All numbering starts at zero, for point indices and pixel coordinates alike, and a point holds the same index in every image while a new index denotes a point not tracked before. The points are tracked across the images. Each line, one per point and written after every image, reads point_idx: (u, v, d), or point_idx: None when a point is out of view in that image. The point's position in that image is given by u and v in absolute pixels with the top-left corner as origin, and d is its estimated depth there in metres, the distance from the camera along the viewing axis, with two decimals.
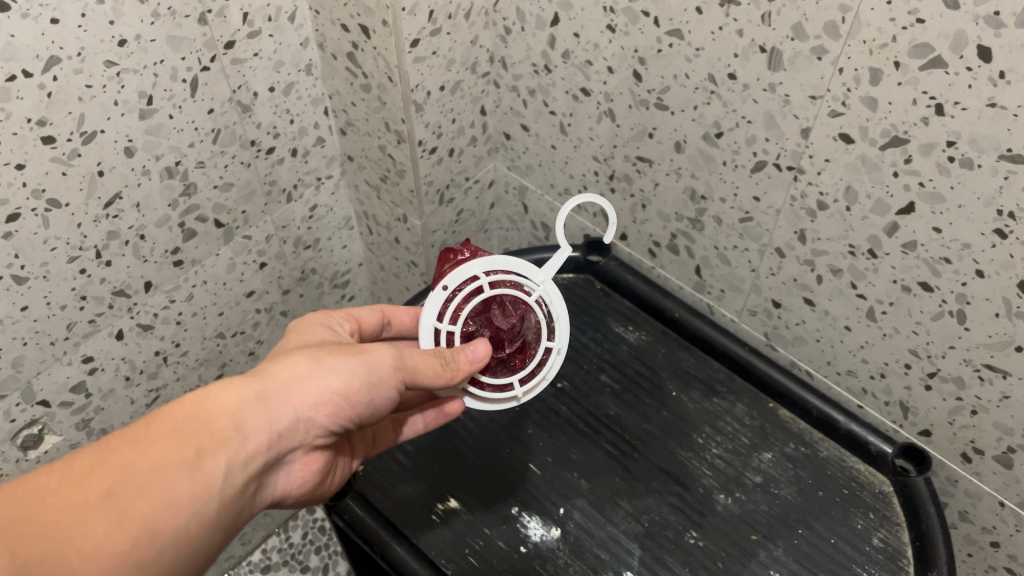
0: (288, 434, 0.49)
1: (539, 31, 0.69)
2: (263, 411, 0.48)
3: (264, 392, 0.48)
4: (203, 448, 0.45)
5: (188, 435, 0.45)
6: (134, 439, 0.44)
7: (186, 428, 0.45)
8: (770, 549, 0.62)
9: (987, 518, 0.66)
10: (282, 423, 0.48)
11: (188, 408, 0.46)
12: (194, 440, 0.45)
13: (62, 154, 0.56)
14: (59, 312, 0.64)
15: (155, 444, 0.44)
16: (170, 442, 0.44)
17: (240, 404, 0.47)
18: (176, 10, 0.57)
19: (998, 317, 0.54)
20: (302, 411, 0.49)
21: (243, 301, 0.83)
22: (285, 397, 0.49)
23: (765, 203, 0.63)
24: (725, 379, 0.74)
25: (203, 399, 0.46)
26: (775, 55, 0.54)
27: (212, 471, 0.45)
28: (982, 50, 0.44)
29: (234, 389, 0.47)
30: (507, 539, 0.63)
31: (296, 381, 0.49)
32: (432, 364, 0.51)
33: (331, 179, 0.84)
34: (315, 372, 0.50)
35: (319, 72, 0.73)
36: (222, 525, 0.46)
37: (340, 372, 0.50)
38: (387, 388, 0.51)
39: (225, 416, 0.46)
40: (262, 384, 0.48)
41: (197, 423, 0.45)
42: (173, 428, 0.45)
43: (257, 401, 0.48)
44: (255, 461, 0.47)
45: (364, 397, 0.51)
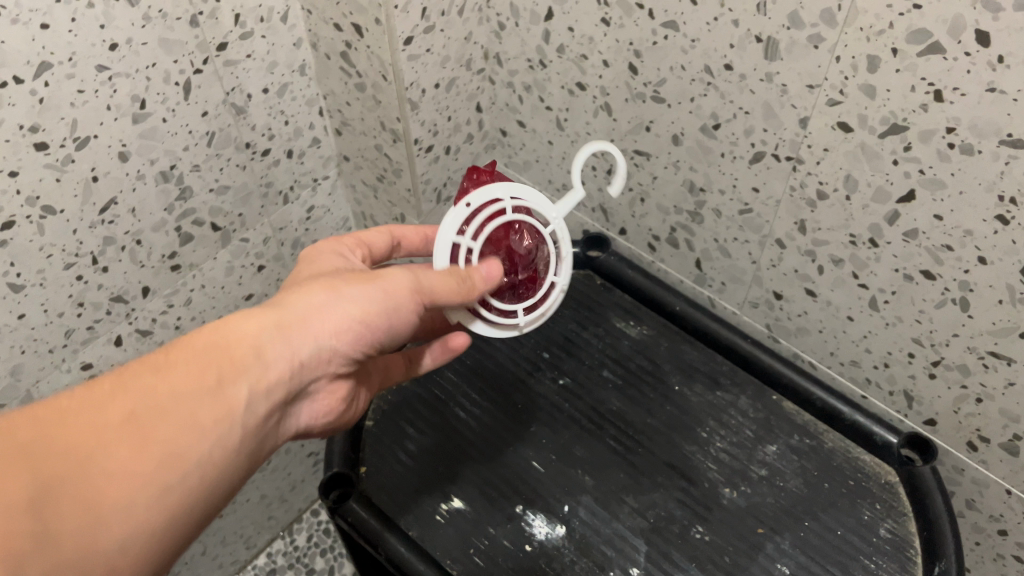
0: (309, 364, 0.47)
1: (533, 26, 0.68)
2: (284, 340, 0.46)
3: (282, 320, 0.46)
4: (224, 373, 0.43)
5: (208, 361, 0.43)
6: (153, 365, 0.42)
7: (205, 354, 0.43)
8: (777, 542, 0.62)
9: (994, 506, 0.65)
10: (304, 352, 0.47)
11: (206, 336, 0.44)
12: (214, 366, 0.43)
13: (55, 160, 0.56)
14: (57, 320, 0.64)
15: (176, 370, 0.42)
16: (190, 368, 0.42)
17: (260, 333, 0.45)
18: (167, 12, 0.57)
19: (1002, 303, 0.54)
20: (322, 339, 0.47)
21: (242, 304, 0.82)
22: (304, 326, 0.47)
23: (765, 193, 0.63)
24: (728, 372, 0.73)
25: (219, 328, 0.44)
26: (772, 44, 0.53)
27: (235, 397, 0.43)
28: (981, 35, 0.43)
29: (253, 317, 0.46)
30: (513, 538, 0.62)
31: (315, 309, 0.47)
32: (448, 282, 0.49)
33: (327, 179, 0.84)
34: (333, 299, 0.48)
35: (313, 72, 0.73)
36: (244, 458, 0.45)
37: (356, 300, 0.48)
38: (405, 314, 0.50)
39: (246, 343, 0.44)
40: (279, 313, 0.46)
41: (216, 350, 0.43)
42: (191, 354, 0.43)
43: (277, 329, 0.46)
44: (276, 391, 0.46)
45: (382, 325, 0.49)
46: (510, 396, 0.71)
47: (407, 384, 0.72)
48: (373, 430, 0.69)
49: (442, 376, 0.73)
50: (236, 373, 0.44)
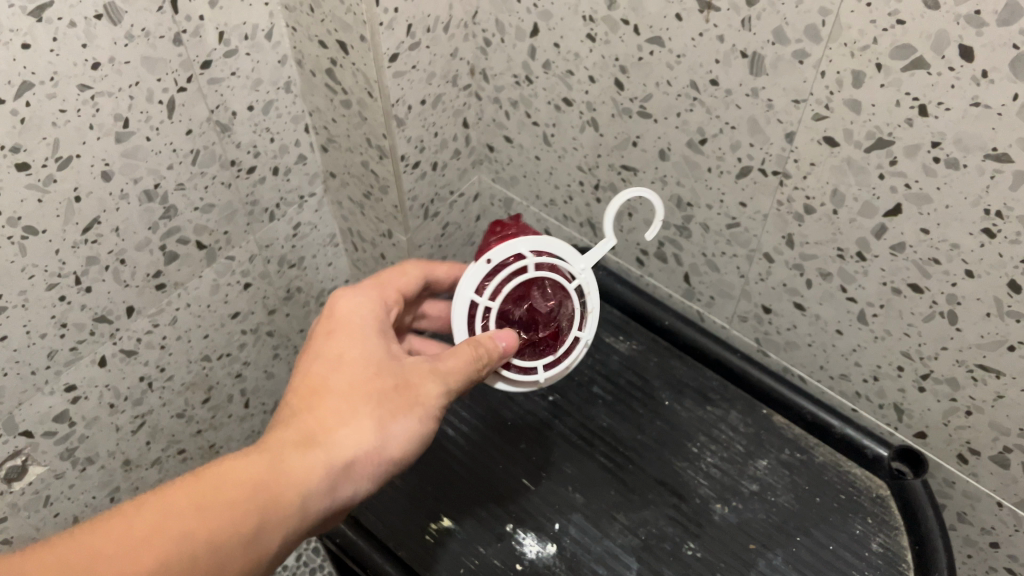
0: (342, 501, 0.49)
1: (519, 41, 0.68)
2: (324, 480, 0.48)
3: (326, 459, 0.48)
4: (267, 520, 0.45)
5: (252, 505, 0.44)
6: (199, 500, 0.43)
7: (253, 497, 0.45)
8: (768, 558, 0.61)
9: (985, 518, 0.65)
10: (340, 493, 0.49)
11: (255, 471, 0.46)
12: (258, 512, 0.45)
13: (37, 180, 0.55)
14: (39, 341, 0.63)
15: (213, 509, 0.43)
16: (236, 513, 0.44)
17: (305, 471, 0.47)
18: (150, 31, 0.56)
19: (990, 316, 0.54)
20: (358, 478, 0.50)
21: (228, 323, 0.82)
22: (345, 466, 0.49)
23: (752, 208, 0.63)
24: (718, 387, 0.73)
25: (269, 466, 0.46)
26: (757, 59, 0.53)
27: (268, 542, 0.45)
28: (964, 50, 0.44)
29: (300, 455, 0.47)
30: (503, 557, 0.62)
31: (355, 445, 0.49)
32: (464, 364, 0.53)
33: (313, 197, 0.83)
34: (373, 438, 0.50)
35: (298, 89, 0.73)
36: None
37: (391, 435, 0.51)
38: (429, 435, 0.53)
39: (288, 483, 0.46)
40: (325, 451, 0.48)
41: (264, 491, 0.45)
42: (238, 495, 0.44)
43: (320, 471, 0.48)
44: (308, 527, 0.48)
45: (408, 454, 0.52)
46: (499, 413, 0.71)
47: None
48: None
49: None
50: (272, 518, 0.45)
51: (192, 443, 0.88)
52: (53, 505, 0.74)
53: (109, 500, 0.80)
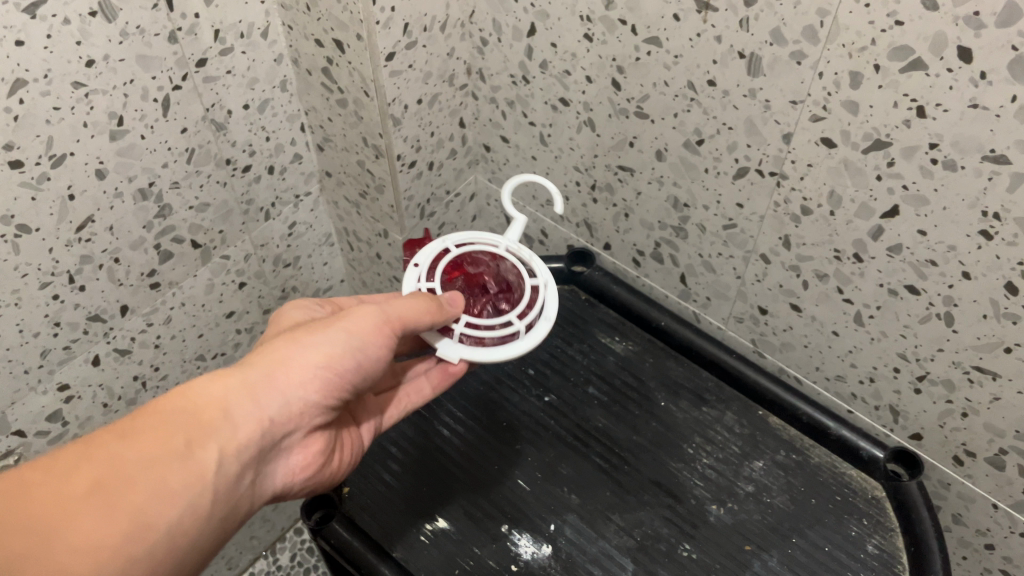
0: (278, 422, 0.49)
1: (515, 41, 0.68)
2: (248, 400, 0.48)
3: (247, 380, 0.48)
4: (197, 437, 0.44)
5: (177, 426, 0.44)
6: (122, 429, 0.43)
7: (174, 421, 0.44)
8: (764, 560, 0.61)
9: (980, 520, 0.65)
10: (270, 409, 0.48)
11: (174, 402, 0.45)
12: (183, 430, 0.44)
13: (31, 178, 0.55)
14: (32, 340, 0.62)
15: (146, 429, 0.43)
16: (160, 435, 0.43)
17: (226, 393, 0.47)
18: (145, 28, 0.56)
19: (986, 318, 0.54)
20: (289, 394, 0.49)
21: (223, 322, 0.81)
22: (269, 385, 0.49)
23: (749, 209, 0.63)
24: (714, 388, 0.73)
25: (188, 392, 0.46)
26: (755, 60, 0.53)
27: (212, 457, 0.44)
28: (963, 51, 0.44)
29: (220, 378, 0.47)
30: (498, 558, 0.61)
31: (279, 365, 0.49)
32: (416, 308, 0.52)
33: (309, 196, 0.83)
34: (296, 354, 0.50)
35: (294, 87, 0.72)
36: (217, 516, 0.45)
37: (321, 346, 0.51)
38: (372, 349, 0.52)
39: (211, 404, 0.46)
40: (244, 373, 0.48)
41: (187, 412, 0.45)
42: (160, 420, 0.44)
43: (241, 390, 0.47)
44: (247, 449, 0.47)
45: (348, 368, 0.51)
46: (494, 414, 0.71)
47: None
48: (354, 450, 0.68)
49: None
50: (207, 436, 0.45)
51: None
52: None
53: None
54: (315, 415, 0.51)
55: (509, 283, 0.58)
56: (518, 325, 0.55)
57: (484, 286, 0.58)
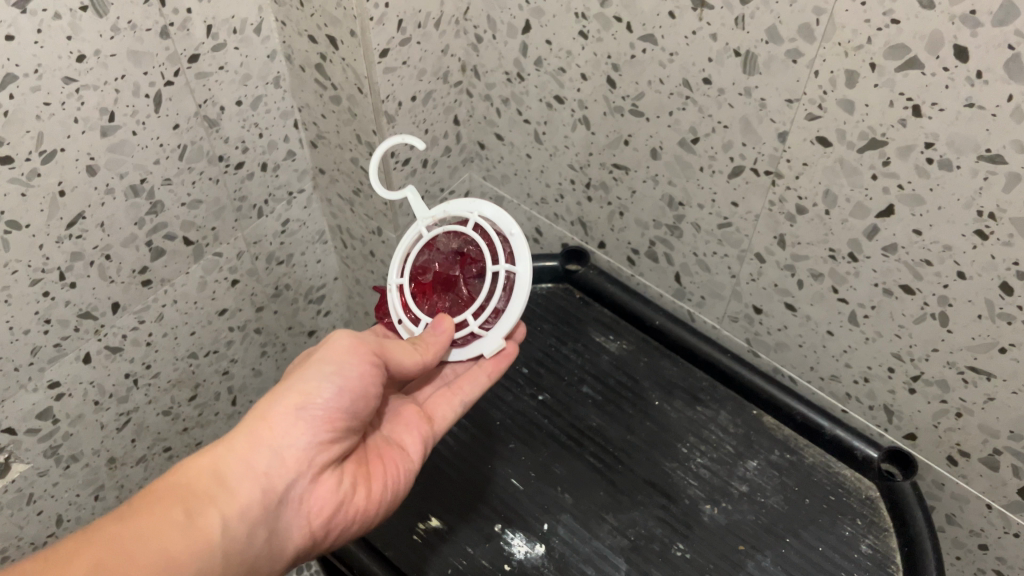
0: (276, 473, 0.50)
1: (510, 38, 0.68)
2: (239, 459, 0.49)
3: (234, 442, 0.49)
4: (190, 508, 0.46)
5: (169, 501, 0.46)
6: (118, 514, 0.45)
7: (167, 498, 0.46)
8: (758, 560, 0.61)
9: (975, 521, 0.65)
10: (262, 464, 0.49)
11: (169, 480, 0.47)
12: (176, 502, 0.46)
13: (21, 174, 0.54)
14: (22, 337, 0.62)
15: (143, 510, 0.45)
16: (153, 512, 0.45)
17: (215, 460, 0.48)
18: (137, 23, 0.56)
19: (981, 318, 0.53)
20: (281, 445, 0.50)
21: (215, 320, 0.81)
22: (258, 441, 0.50)
23: (744, 208, 0.63)
24: (708, 387, 0.73)
25: (180, 467, 0.48)
26: (750, 58, 0.53)
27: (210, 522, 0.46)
28: (959, 50, 0.43)
29: (209, 450, 0.49)
30: (491, 558, 0.61)
31: (264, 420, 0.50)
32: (400, 347, 0.55)
33: (302, 193, 0.83)
34: (279, 405, 0.51)
35: (287, 84, 0.72)
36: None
37: (300, 390, 0.51)
38: (356, 382, 0.52)
39: (202, 473, 0.48)
40: (231, 436, 0.50)
41: (178, 488, 0.46)
42: (153, 499, 0.46)
43: (233, 454, 0.49)
44: (249, 507, 0.48)
45: (335, 406, 0.51)
46: (488, 413, 0.70)
47: None
48: None
49: None
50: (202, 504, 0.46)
51: (178, 442, 0.87)
52: (36, 503, 0.73)
53: (94, 498, 0.79)
54: (321, 458, 0.52)
55: (458, 250, 0.61)
56: (500, 266, 0.57)
57: (450, 273, 0.61)
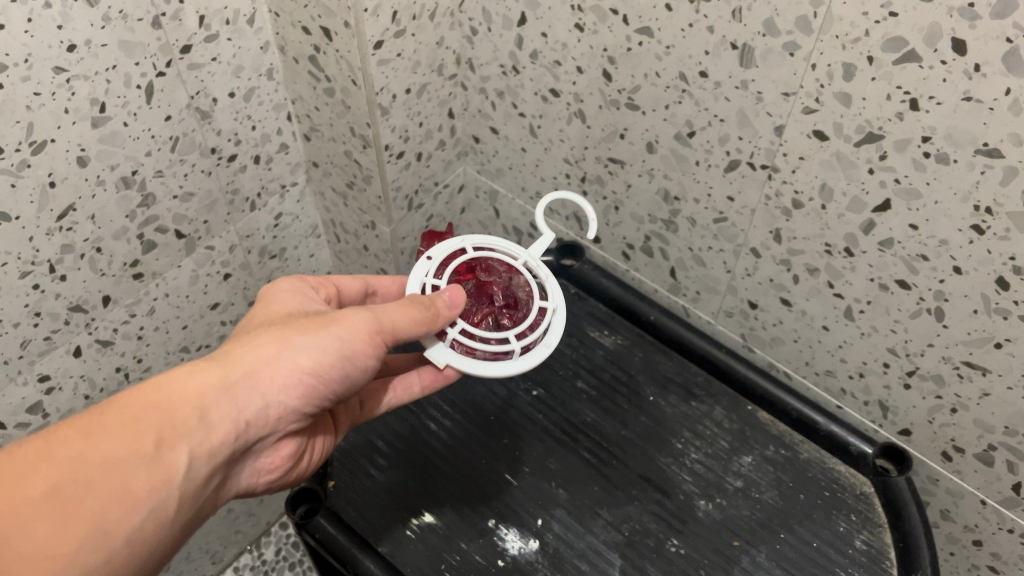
0: (254, 423, 0.47)
1: (505, 31, 0.67)
2: (226, 399, 0.46)
3: (227, 376, 0.46)
4: (164, 437, 0.42)
5: (149, 421, 0.42)
6: (90, 425, 0.41)
7: (143, 415, 0.42)
8: (752, 555, 0.61)
9: (969, 516, 0.65)
10: (247, 412, 0.46)
11: (149, 393, 0.43)
12: (156, 426, 0.42)
13: (11, 165, 0.54)
14: (12, 330, 0.61)
15: (115, 426, 0.41)
16: (129, 435, 0.41)
17: (204, 389, 0.45)
18: (128, 13, 0.55)
19: (977, 313, 0.53)
20: (270, 396, 0.47)
21: (207, 314, 0.80)
22: (250, 385, 0.47)
23: (740, 202, 0.62)
24: (703, 383, 0.72)
25: (164, 385, 0.44)
26: (747, 51, 0.53)
27: (178, 459, 0.42)
28: (957, 43, 0.43)
29: (198, 371, 0.45)
30: (485, 553, 0.61)
31: (263, 366, 0.47)
32: (410, 317, 0.49)
33: (295, 186, 0.82)
34: (282, 355, 0.48)
35: (280, 76, 0.71)
36: (183, 518, 0.44)
37: (310, 351, 0.48)
38: (359, 359, 0.50)
39: (188, 401, 0.44)
40: (226, 369, 0.46)
41: (158, 408, 0.43)
42: (129, 414, 0.42)
43: (220, 387, 0.45)
44: (220, 452, 0.45)
45: (333, 374, 0.49)
46: (482, 407, 0.70)
47: None
48: (340, 445, 0.68)
49: None
50: (178, 436, 0.43)
51: None
52: None
53: None
54: (293, 416, 0.49)
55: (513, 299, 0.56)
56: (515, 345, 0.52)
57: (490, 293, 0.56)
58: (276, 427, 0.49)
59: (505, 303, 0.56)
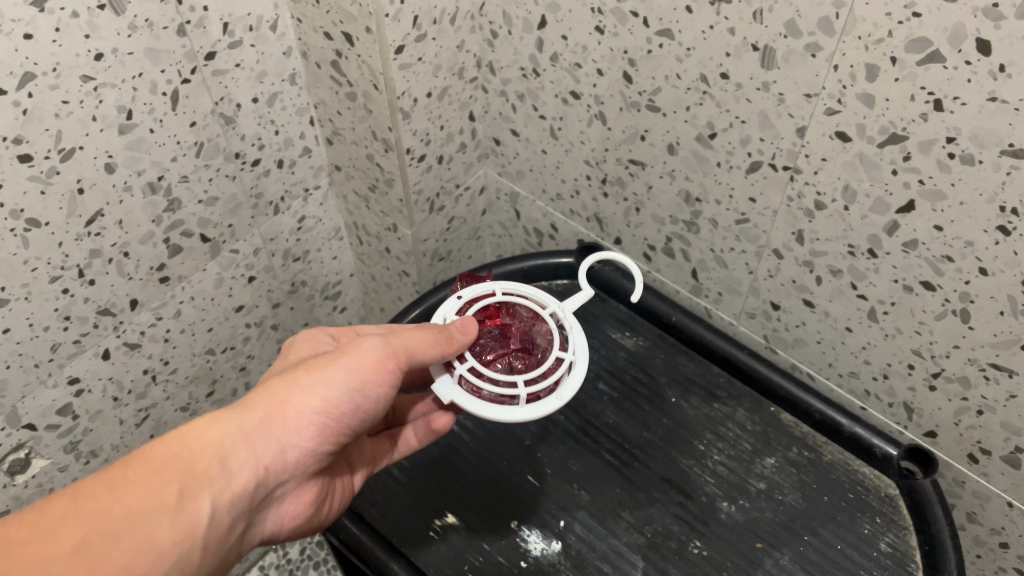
0: (272, 470, 0.48)
1: (526, 34, 0.68)
2: (244, 447, 0.46)
3: (245, 424, 0.47)
4: (184, 490, 0.43)
5: (169, 475, 0.43)
6: (114, 479, 0.42)
7: (163, 470, 0.43)
8: (776, 558, 0.61)
9: (995, 519, 0.65)
10: (265, 458, 0.47)
11: (167, 446, 0.45)
12: (175, 480, 0.43)
13: (40, 172, 0.55)
14: (43, 334, 0.62)
15: (136, 480, 0.42)
16: (151, 487, 0.43)
17: (222, 438, 0.46)
18: (154, 22, 0.56)
19: (1003, 315, 0.53)
20: (286, 441, 0.48)
21: (232, 316, 0.81)
22: (268, 431, 0.47)
23: (762, 204, 0.62)
24: (725, 384, 0.72)
25: (183, 437, 0.45)
26: (769, 52, 0.53)
27: (197, 508, 0.43)
28: (982, 43, 0.43)
29: (216, 422, 0.46)
30: (508, 554, 0.61)
31: (278, 412, 0.48)
32: (427, 340, 0.50)
33: (318, 190, 0.83)
34: (299, 395, 0.48)
35: (303, 81, 0.72)
36: (205, 567, 0.45)
37: (324, 390, 0.49)
38: (375, 389, 0.50)
39: (207, 451, 0.45)
40: (244, 416, 0.47)
41: (178, 461, 0.44)
42: (151, 468, 0.43)
43: (237, 435, 0.46)
44: (239, 499, 0.46)
45: (345, 411, 0.49)
46: None
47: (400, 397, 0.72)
48: None
49: None
50: (198, 487, 0.44)
51: None
52: None
53: None
54: (313, 458, 0.50)
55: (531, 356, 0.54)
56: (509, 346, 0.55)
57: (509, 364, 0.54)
58: (297, 470, 0.50)
59: (522, 346, 0.55)
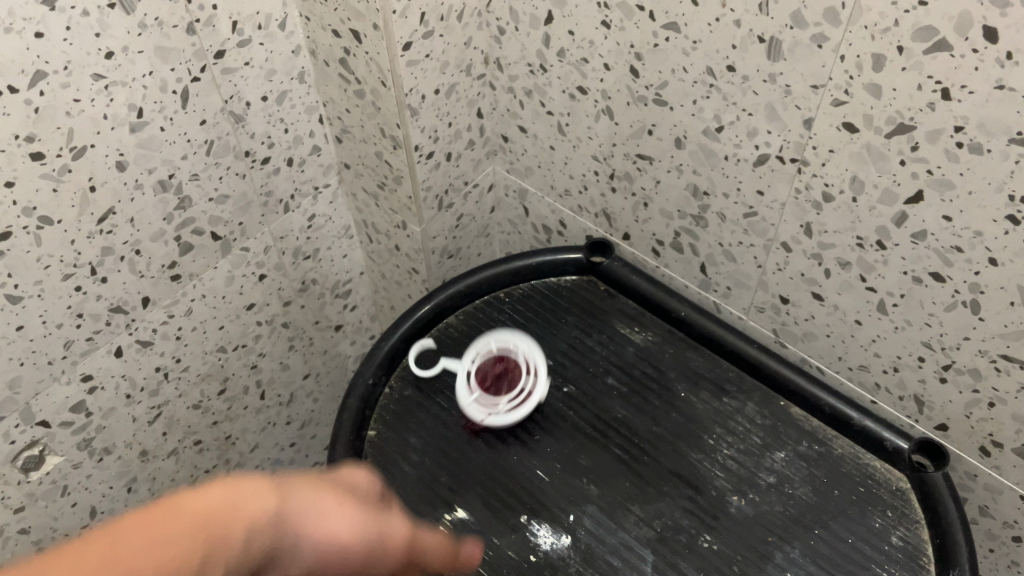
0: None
1: (533, 30, 0.68)
2: (346, 522, 0.33)
3: (332, 512, 0.32)
4: (273, 552, 0.30)
5: (249, 531, 0.29)
6: (208, 511, 0.28)
7: (241, 522, 0.29)
8: (786, 551, 0.61)
9: (1008, 512, 0.64)
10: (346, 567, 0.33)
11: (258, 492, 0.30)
12: (255, 543, 0.29)
13: (52, 170, 0.55)
14: (56, 331, 0.63)
15: (238, 518, 0.29)
16: (240, 539, 0.28)
17: (309, 523, 0.32)
18: (164, 20, 0.56)
19: (1014, 305, 0.53)
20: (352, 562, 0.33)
21: (243, 314, 0.82)
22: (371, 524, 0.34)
23: (770, 196, 0.62)
24: (734, 378, 0.72)
25: (312, 507, 0.32)
26: (775, 44, 0.53)
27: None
28: (989, 31, 0.43)
29: (342, 506, 0.33)
30: (518, 548, 0.61)
31: (344, 495, 0.34)
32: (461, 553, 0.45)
33: (328, 188, 0.83)
34: (418, 535, 0.38)
35: (312, 79, 0.72)
36: None
37: (422, 537, 0.38)
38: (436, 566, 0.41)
39: (303, 523, 0.31)
40: (349, 501, 0.34)
41: (249, 526, 0.29)
42: (249, 508, 0.30)
43: (338, 504, 0.33)
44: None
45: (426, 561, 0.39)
46: None
47: (410, 393, 0.72)
48: (374, 442, 0.69)
49: (445, 385, 0.73)
50: (271, 542, 0.30)
51: (209, 435, 0.87)
52: (71, 495, 0.74)
53: (127, 490, 0.80)
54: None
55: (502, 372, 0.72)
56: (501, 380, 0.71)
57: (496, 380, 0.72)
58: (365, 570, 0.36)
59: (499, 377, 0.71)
